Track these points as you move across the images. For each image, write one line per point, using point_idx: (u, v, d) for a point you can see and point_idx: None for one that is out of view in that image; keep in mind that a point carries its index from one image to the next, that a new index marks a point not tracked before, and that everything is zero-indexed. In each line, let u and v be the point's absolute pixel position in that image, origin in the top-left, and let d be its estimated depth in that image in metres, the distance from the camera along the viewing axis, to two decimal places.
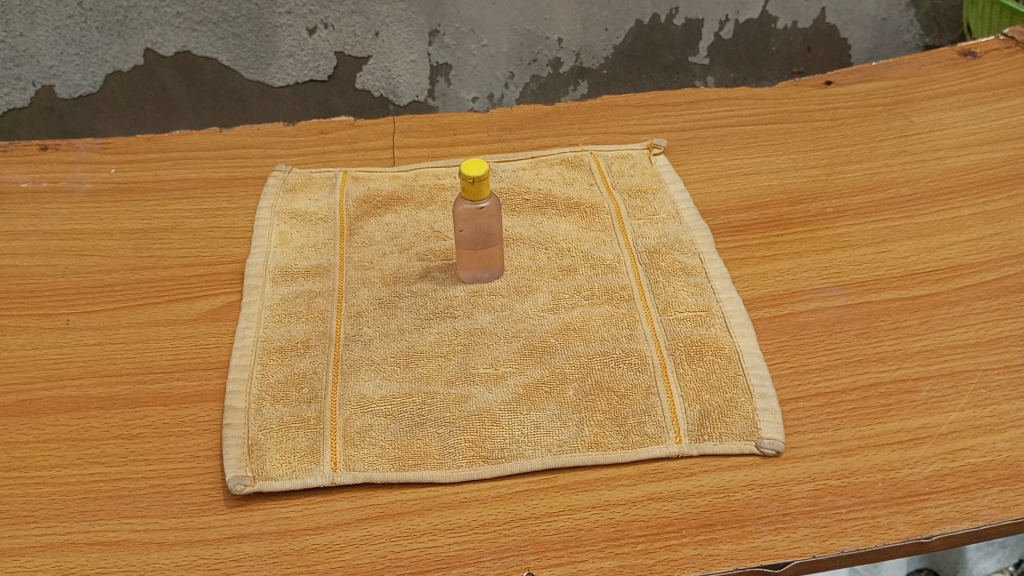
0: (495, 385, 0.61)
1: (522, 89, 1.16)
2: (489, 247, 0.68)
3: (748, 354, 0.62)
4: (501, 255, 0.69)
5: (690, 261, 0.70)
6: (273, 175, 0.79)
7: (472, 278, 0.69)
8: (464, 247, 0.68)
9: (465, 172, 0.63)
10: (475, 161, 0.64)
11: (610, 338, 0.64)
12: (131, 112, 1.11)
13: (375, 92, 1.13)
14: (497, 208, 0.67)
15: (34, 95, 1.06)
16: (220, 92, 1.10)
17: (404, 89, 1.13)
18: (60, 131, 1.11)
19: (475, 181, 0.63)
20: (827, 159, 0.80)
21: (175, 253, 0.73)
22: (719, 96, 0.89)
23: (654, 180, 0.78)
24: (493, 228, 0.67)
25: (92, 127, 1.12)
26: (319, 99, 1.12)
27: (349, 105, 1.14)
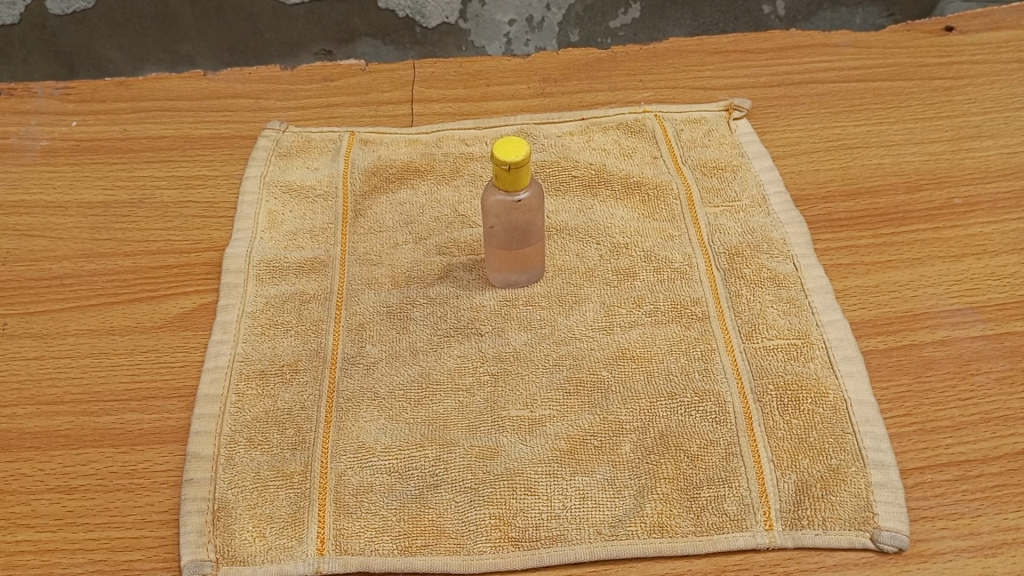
0: (530, 435, 0.48)
1: (567, 10, 0.89)
2: (525, 249, 0.53)
3: (858, 403, 0.49)
4: (541, 256, 0.55)
5: (781, 269, 0.55)
6: (264, 135, 0.65)
7: (502, 283, 0.55)
8: (493, 246, 0.53)
9: (499, 154, 0.48)
10: (512, 141, 0.49)
11: (679, 374, 0.50)
12: (129, 31, 0.89)
13: (400, 12, 0.88)
14: (539, 198, 0.52)
15: (24, 10, 0.86)
16: (226, 8, 0.88)
17: (432, 9, 0.88)
18: (54, 51, 0.90)
19: (510, 168, 0.48)
20: (951, 131, 0.64)
21: (141, 235, 0.59)
22: (814, 41, 0.72)
23: (734, 152, 0.62)
24: (532, 225, 0.53)
25: (88, 48, 0.90)
26: (337, 19, 0.89)
27: (370, 27, 0.90)
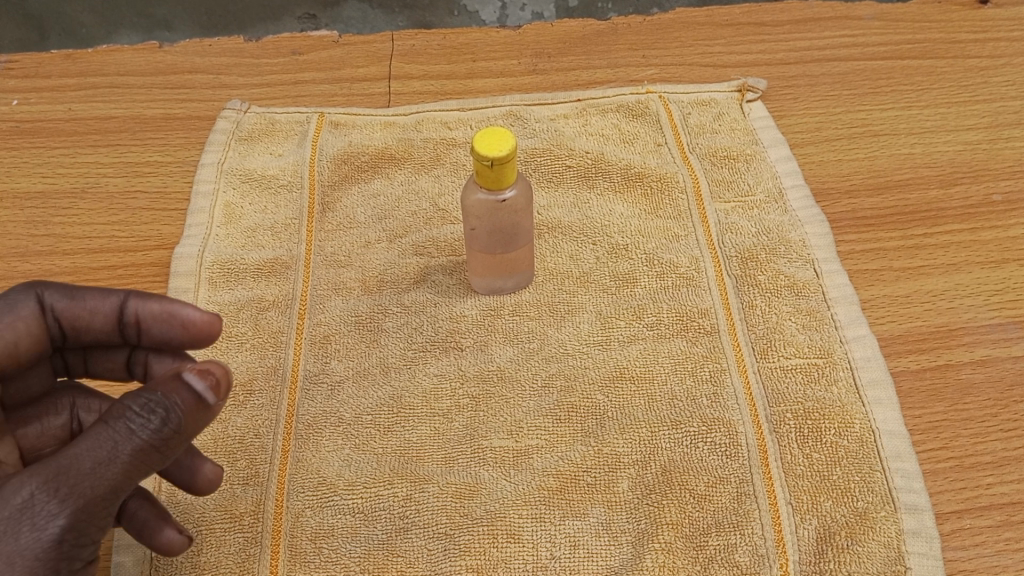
0: (514, 470, 0.42)
1: None
2: (511, 251, 0.47)
3: (887, 435, 0.43)
4: (529, 258, 0.48)
5: (800, 275, 0.49)
6: (223, 116, 0.58)
7: (488, 291, 0.49)
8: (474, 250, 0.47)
9: (480, 148, 0.41)
10: (497, 131, 0.42)
11: (684, 399, 0.44)
12: None
13: None
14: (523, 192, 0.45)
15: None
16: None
17: None
18: (22, 15, 0.75)
19: (491, 163, 0.41)
20: (989, 116, 0.57)
21: (82, 231, 0.53)
22: (835, 12, 0.65)
23: (747, 140, 0.56)
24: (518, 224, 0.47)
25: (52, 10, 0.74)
26: None
27: None
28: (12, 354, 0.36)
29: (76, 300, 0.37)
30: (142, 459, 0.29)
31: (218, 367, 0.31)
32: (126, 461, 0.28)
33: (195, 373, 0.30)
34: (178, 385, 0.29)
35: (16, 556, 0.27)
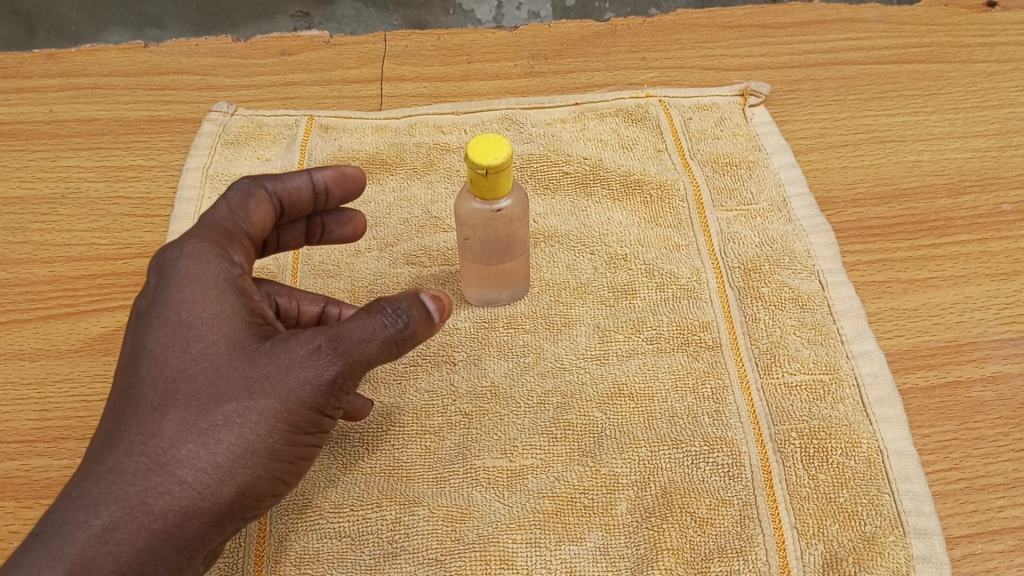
0: (508, 492, 0.40)
1: None
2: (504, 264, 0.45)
3: (896, 456, 0.41)
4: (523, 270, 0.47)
5: (805, 287, 0.47)
6: (208, 118, 0.56)
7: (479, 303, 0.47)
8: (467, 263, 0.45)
9: (474, 156, 0.39)
10: (491, 138, 0.40)
11: (685, 416, 0.43)
12: None
13: None
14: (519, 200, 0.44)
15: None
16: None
17: None
18: (9, 11, 0.72)
19: (486, 172, 0.39)
20: (998, 123, 0.56)
21: (62, 238, 0.51)
22: (840, 15, 0.64)
23: (750, 146, 0.54)
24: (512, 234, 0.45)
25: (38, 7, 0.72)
26: None
27: None
28: (262, 231, 0.39)
29: (279, 181, 0.40)
30: (391, 349, 0.33)
31: (444, 296, 0.35)
32: (381, 345, 0.33)
33: (432, 294, 0.34)
34: (416, 300, 0.34)
35: (296, 390, 0.31)
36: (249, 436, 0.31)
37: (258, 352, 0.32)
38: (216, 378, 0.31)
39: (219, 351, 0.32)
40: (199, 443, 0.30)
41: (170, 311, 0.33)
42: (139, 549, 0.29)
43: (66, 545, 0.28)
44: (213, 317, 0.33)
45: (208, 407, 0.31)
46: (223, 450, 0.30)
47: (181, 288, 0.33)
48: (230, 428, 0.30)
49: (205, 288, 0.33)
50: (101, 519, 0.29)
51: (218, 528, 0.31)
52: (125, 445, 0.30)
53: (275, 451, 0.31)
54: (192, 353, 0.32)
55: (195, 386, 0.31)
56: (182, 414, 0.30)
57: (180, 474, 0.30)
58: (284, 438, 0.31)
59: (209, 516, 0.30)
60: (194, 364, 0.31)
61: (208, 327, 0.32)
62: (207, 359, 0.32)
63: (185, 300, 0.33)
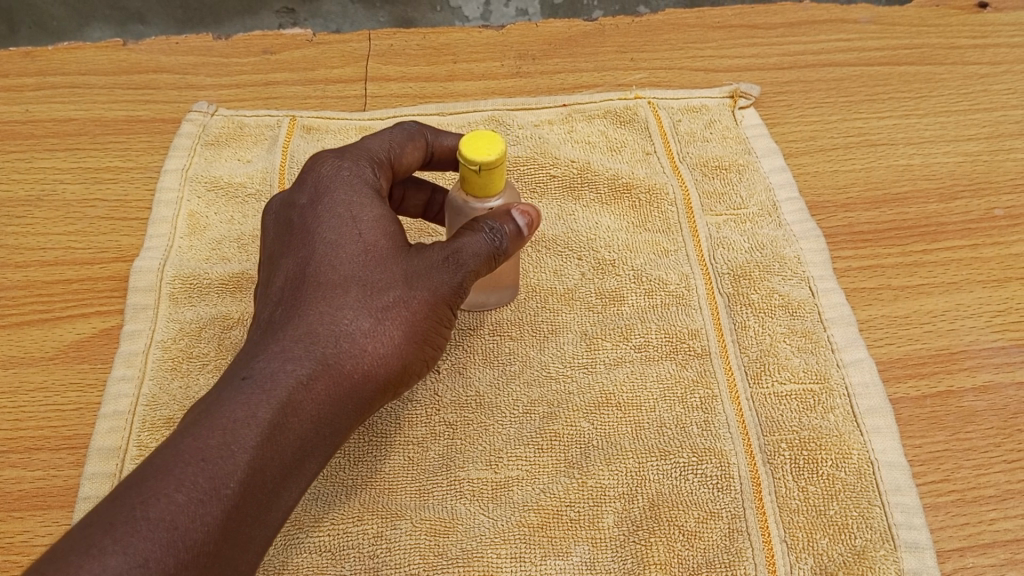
0: (493, 505, 0.40)
1: None
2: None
3: (887, 467, 0.40)
4: (505, 275, 0.45)
5: (796, 294, 0.46)
6: (188, 119, 0.55)
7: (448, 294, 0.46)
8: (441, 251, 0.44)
9: (468, 152, 0.38)
10: (484, 135, 0.39)
11: (673, 427, 0.42)
12: None
13: None
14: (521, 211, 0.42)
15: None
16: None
17: None
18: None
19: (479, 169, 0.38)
20: (989, 126, 0.55)
21: (36, 242, 0.50)
22: (831, 16, 0.63)
23: (740, 149, 0.53)
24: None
25: None
26: None
27: None
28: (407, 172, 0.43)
29: (438, 138, 0.44)
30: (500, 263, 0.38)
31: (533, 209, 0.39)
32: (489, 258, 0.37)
33: (522, 209, 0.38)
34: (507, 217, 0.38)
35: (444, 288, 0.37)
36: (404, 319, 0.36)
37: (410, 253, 0.38)
38: (379, 268, 0.37)
39: (382, 249, 0.37)
40: (370, 320, 0.36)
41: (339, 209, 0.38)
42: (325, 403, 0.34)
43: (274, 391, 0.33)
44: (372, 218, 0.38)
45: (377, 292, 0.36)
46: (391, 330, 0.36)
47: (343, 192, 0.39)
48: (392, 311, 0.36)
49: (363, 195, 0.39)
50: (298, 374, 0.34)
51: (379, 395, 0.37)
52: (314, 315, 0.36)
53: (422, 337, 0.37)
54: (357, 247, 0.37)
55: (363, 273, 0.37)
56: (356, 296, 0.36)
57: (354, 344, 0.35)
58: (429, 327, 0.37)
59: (374, 384, 0.36)
60: (361, 254, 0.37)
61: (370, 226, 0.38)
62: (371, 252, 0.37)
63: (348, 203, 0.38)
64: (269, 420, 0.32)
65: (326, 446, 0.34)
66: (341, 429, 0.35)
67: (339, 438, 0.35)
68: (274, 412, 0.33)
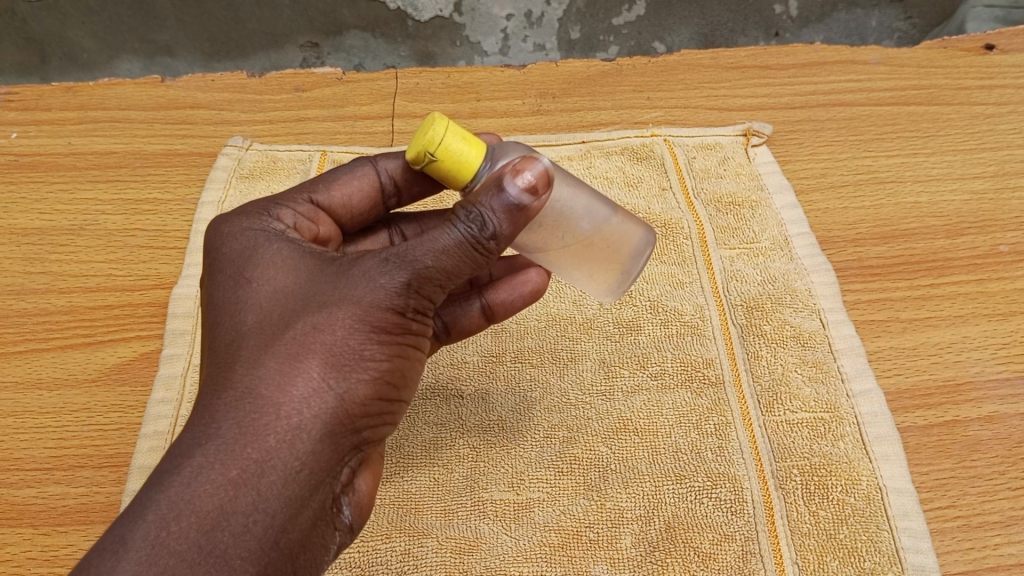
0: (515, 525, 0.41)
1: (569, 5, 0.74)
2: (565, 241, 0.38)
3: (895, 493, 0.42)
4: (604, 226, 0.38)
5: (807, 325, 0.48)
6: (224, 153, 0.58)
7: (600, 290, 0.41)
8: (539, 257, 0.39)
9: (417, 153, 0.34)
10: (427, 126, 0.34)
11: (689, 453, 0.44)
12: (104, 18, 0.74)
13: (391, 3, 0.74)
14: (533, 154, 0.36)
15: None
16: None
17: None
18: (24, 38, 0.76)
19: (436, 158, 0.34)
20: (995, 165, 0.57)
21: (79, 269, 0.52)
22: (841, 57, 0.65)
23: (753, 185, 0.55)
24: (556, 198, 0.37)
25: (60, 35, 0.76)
26: (324, 9, 0.74)
27: (359, 19, 0.75)
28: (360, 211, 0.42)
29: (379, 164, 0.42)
30: (473, 253, 0.32)
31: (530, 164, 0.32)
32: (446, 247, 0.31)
33: (516, 173, 0.32)
34: (498, 189, 0.32)
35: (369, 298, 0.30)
36: (327, 344, 0.29)
37: (323, 281, 0.31)
38: (280, 310, 0.31)
39: (285, 297, 0.31)
40: (277, 358, 0.29)
41: (242, 276, 0.33)
42: (226, 484, 0.27)
43: (155, 501, 0.27)
44: (269, 269, 0.33)
45: (278, 334, 0.30)
46: (301, 371, 0.29)
47: (240, 249, 0.34)
48: (305, 341, 0.30)
49: (269, 252, 0.34)
50: (185, 460, 0.28)
51: (326, 446, 0.29)
52: (209, 395, 0.30)
53: (365, 357, 0.30)
54: (256, 300, 0.32)
55: (262, 324, 0.31)
56: (254, 347, 0.30)
57: (260, 394, 0.29)
58: (366, 346, 0.30)
59: (307, 428, 0.29)
60: (260, 303, 0.32)
61: (266, 273, 0.32)
62: (270, 298, 0.32)
63: (243, 259, 0.34)
64: (146, 537, 0.26)
65: (263, 522, 0.27)
66: (276, 501, 0.28)
67: (276, 519, 0.27)
68: (155, 521, 0.26)
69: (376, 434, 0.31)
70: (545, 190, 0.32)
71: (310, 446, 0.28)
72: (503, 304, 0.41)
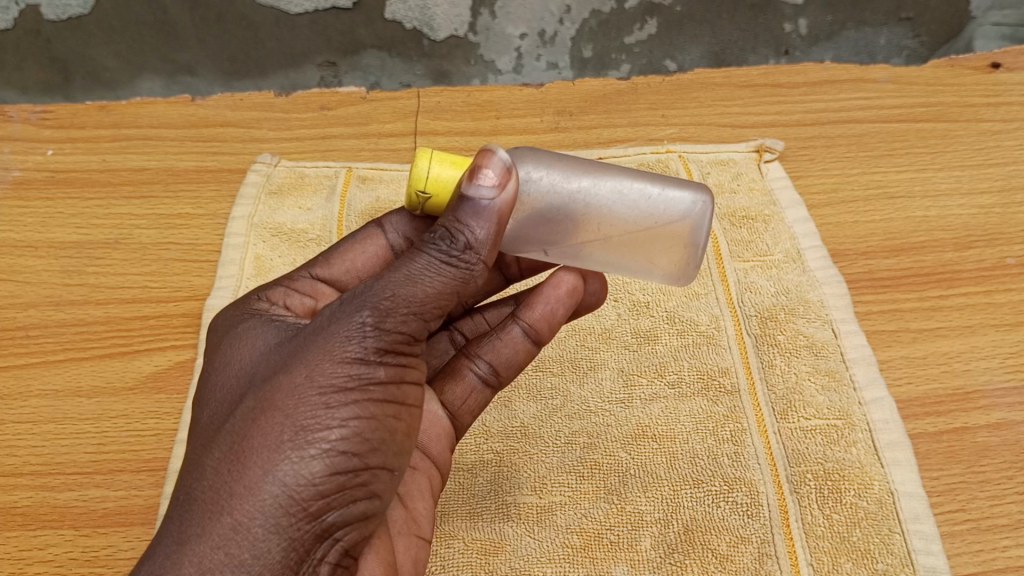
0: (539, 527, 0.43)
1: None
2: (606, 237, 0.36)
3: (907, 496, 0.43)
4: (639, 194, 0.36)
5: (819, 335, 0.50)
6: (253, 169, 0.60)
7: (678, 271, 0.38)
8: (599, 263, 0.38)
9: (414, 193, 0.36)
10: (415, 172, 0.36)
11: (706, 458, 0.45)
12: None
13: None
14: (534, 171, 0.36)
15: (16, 13, 0.66)
16: (227, 16, 0.67)
17: None
18: None
19: (427, 193, 0.36)
20: (1002, 180, 0.59)
21: (115, 281, 0.54)
22: (851, 75, 0.67)
23: (766, 200, 0.57)
24: (577, 188, 0.36)
25: None
26: None
27: None
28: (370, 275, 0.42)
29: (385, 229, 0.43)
30: (443, 277, 0.32)
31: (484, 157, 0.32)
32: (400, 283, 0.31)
33: (477, 172, 0.32)
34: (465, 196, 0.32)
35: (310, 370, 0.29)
36: (266, 424, 0.28)
37: (272, 365, 0.30)
38: (229, 406, 0.30)
39: (236, 390, 0.30)
40: (215, 452, 0.28)
41: (209, 377, 0.32)
42: None
43: None
44: (229, 366, 0.32)
45: (222, 430, 0.29)
46: (237, 463, 0.28)
47: (218, 338, 0.35)
48: (242, 429, 0.28)
49: (235, 345, 0.33)
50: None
51: (278, 534, 0.27)
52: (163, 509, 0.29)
53: (312, 431, 0.28)
54: (214, 401, 0.31)
55: (212, 424, 0.30)
56: (202, 448, 0.29)
57: (198, 498, 0.27)
58: (315, 420, 0.28)
59: (247, 524, 0.27)
60: (216, 398, 0.31)
61: (226, 371, 0.32)
62: (225, 394, 0.31)
63: (213, 360, 0.33)
64: None
65: None
66: None
67: None
68: None
69: (348, 515, 0.29)
70: (508, 179, 0.32)
71: (252, 545, 0.27)
72: (545, 317, 0.40)
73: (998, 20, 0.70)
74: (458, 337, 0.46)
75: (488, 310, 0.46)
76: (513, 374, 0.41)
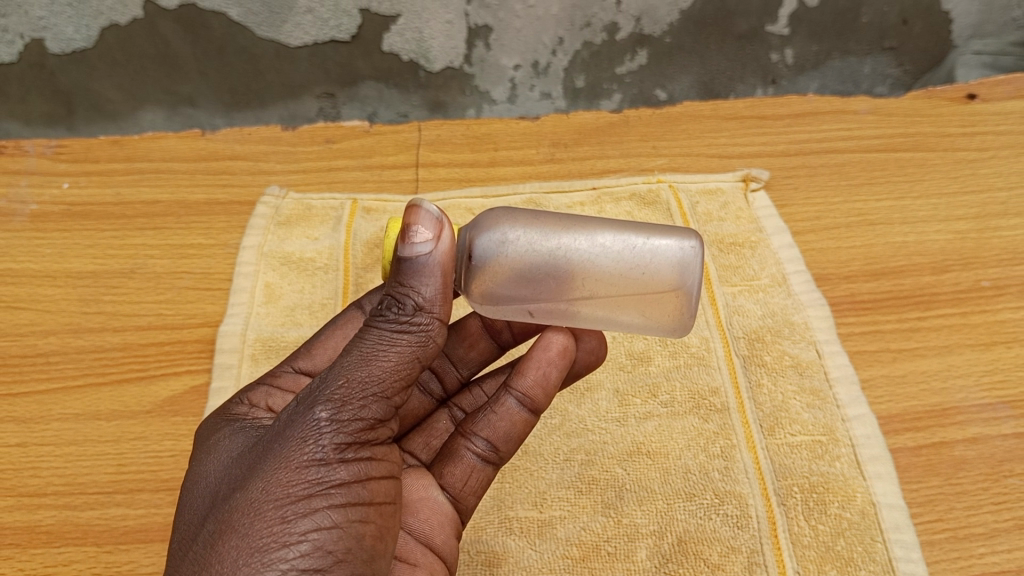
0: (540, 540, 0.45)
1: None
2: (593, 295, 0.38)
3: (888, 507, 0.46)
4: (620, 248, 0.38)
5: (804, 355, 0.52)
6: (262, 201, 0.62)
7: (669, 316, 0.39)
8: (595, 319, 0.39)
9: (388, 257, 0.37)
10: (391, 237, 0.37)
11: (698, 472, 0.47)
12: None
13: None
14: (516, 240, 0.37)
15: (23, 49, 0.64)
16: (229, 50, 0.66)
17: None
18: None
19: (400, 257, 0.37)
20: (977, 207, 0.62)
21: (131, 309, 0.56)
22: (832, 107, 0.70)
23: (752, 227, 0.60)
24: (558, 246, 0.37)
25: None
26: None
27: None
28: None
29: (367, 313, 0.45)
30: (394, 362, 0.32)
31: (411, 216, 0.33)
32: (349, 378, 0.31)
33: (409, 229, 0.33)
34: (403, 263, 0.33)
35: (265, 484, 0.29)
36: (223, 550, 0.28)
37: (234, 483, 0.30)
38: (194, 533, 0.30)
39: (202, 514, 0.31)
40: None
41: (183, 501, 0.33)
42: None
43: None
44: (198, 488, 0.32)
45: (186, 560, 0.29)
46: None
47: (194, 456, 0.35)
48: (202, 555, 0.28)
49: (207, 465, 0.34)
50: None
51: None
52: None
53: (268, 551, 0.28)
54: (184, 526, 0.31)
55: (179, 552, 0.30)
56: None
57: None
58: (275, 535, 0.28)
59: None
60: (186, 524, 0.31)
61: (195, 495, 0.32)
62: (193, 519, 0.31)
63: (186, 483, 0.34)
64: None
65: None
66: None
67: None
68: None
69: None
70: (440, 231, 0.33)
71: None
72: (538, 383, 0.40)
73: (978, 49, 0.72)
74: (458, 413, 0.45)
75: (485, 382, 0.46)
76: (515, 447, 0.40)
